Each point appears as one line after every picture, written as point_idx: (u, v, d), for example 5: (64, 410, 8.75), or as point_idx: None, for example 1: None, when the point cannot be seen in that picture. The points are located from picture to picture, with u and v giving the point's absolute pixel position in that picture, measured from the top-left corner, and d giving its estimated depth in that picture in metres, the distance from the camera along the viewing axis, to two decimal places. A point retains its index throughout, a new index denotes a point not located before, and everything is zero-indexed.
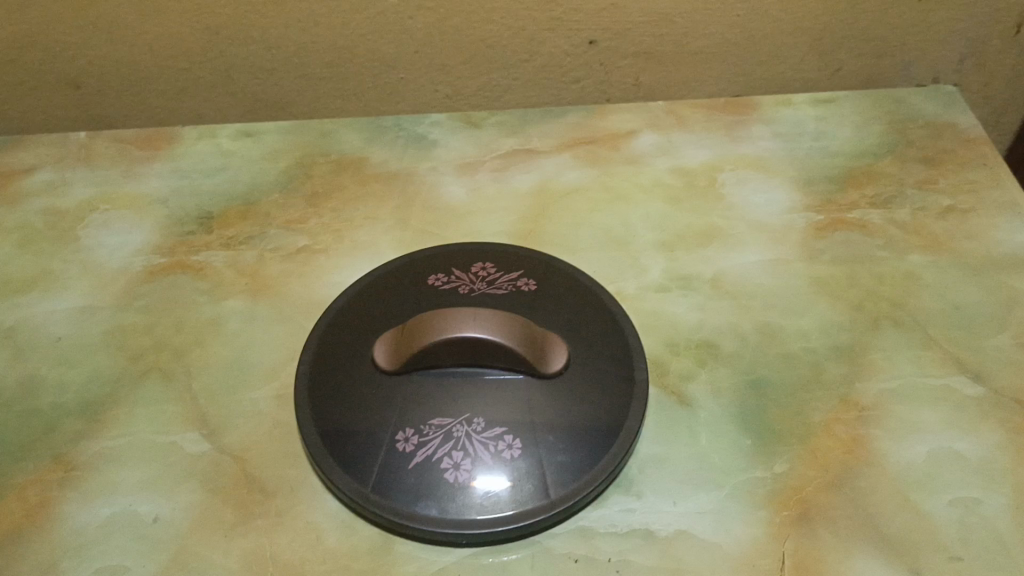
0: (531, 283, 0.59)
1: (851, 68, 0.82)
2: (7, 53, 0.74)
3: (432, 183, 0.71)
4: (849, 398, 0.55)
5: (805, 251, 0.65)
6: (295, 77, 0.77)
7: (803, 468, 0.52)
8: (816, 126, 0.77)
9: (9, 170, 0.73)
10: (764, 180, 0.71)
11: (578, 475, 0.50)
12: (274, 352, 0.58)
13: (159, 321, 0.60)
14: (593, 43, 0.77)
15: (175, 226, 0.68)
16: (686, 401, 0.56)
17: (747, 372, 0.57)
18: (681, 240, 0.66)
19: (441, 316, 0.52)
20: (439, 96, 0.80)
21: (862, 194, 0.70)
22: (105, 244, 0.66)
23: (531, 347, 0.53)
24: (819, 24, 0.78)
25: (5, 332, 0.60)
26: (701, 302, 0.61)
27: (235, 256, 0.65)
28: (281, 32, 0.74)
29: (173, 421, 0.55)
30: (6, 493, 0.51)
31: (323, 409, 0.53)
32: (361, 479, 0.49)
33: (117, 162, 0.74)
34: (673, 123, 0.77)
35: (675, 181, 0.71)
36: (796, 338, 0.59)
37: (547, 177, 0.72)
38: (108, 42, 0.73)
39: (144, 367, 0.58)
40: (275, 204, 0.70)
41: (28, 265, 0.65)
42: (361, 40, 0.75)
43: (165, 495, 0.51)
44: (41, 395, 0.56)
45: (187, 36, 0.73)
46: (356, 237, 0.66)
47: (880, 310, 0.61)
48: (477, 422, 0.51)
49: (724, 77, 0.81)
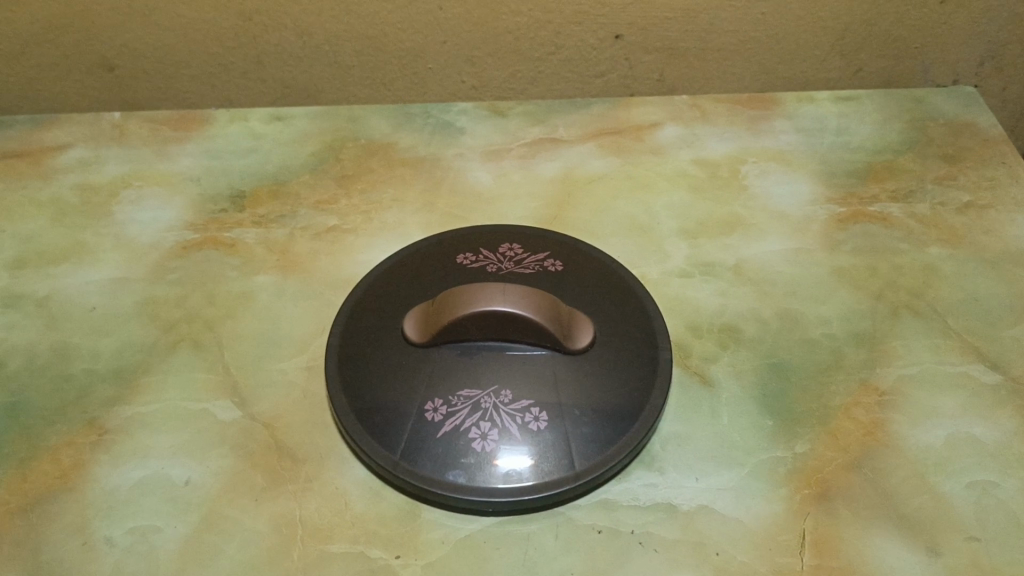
0: (557, 264, 0.60)
1: (872, 69, 0.83)
2: (45, 34, 0.75)
3: (459, 168, 0.73)
4: (869, 382, 0.56)
5: (826, 241, 0.66)
6: (325, 64, 0.79)
7: (822, 449, 0.52)
8: (836, 122, 0.78)
9: (44, 147, 0.75)
10: (785, 173, 0.72)
11: (603, 447, 0.50)
12: (304, 325, 0.59)
13: (191, 293, 0.62)
14: (618, 37, 0.78)
15: (208, 204, 0.69)
16: (708, 382, 0.56)
17: (768, 355, 0.58)
18: (703, 228, 0.67)
19: (471, 290, 0.53)
20: (465, 86, 0.82)
21: (883, 189, 0.71)
22: (138, 220, 0.68)
23: (558, 323, 0.54)
24: (842, 24, 0.79)
25: (40, 300, 0.61)
26: (723, 287, 0.62)
27: (266, 233, 0.66)
28: (314, 19, 0.75)
29: (205, 389, 0.56)
30: (39, 454, 0.52)
31: (354, 379, 0.53)
32: (389, 447, 0.50)
33: (150, 142, 0.76)
34: (696, 116, 0.79)
35: (697, 171, 0.73)
36: (817, 324, 0.60)
37: (572, 165, 0.73)
38: (144, 25, 0.75)
39: (176, 337, 0.59)
40: (305, 184, 0.71)
41: (62, 237, 0.66)
42: (391, 29, 0.76)
43: (196, 460, 0.52)
44: (74, 361, 0.57)
45: (221, 21, 0.75)
46: (384, 218, 0.68)
47: (899, 299, 0.62)
48: (505, 394, 0.52)
49: (746, 74, 0.83)
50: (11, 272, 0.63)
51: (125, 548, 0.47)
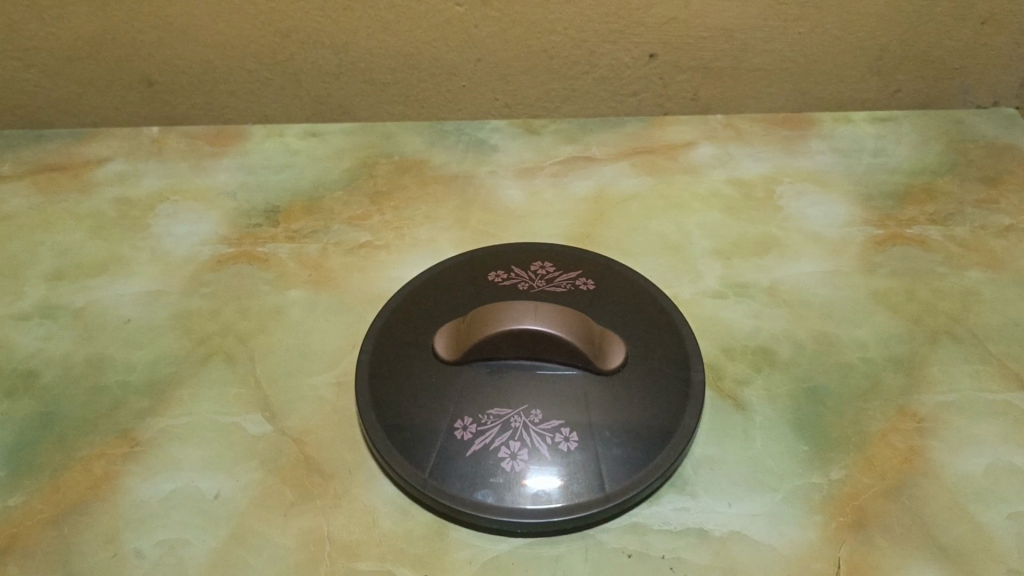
0: (589, 282, 0.60)
1: (910, 90, 0.82)
2: (86, 50, 0.77)
3: (491, 186, 0.73)
4: (907, 409, 0.55)
5: (863, 263, 0.65)
6: (359, 82, 0.79)
7: (858, 476, 0.51)
8: (874, 143, 0.77)
9: (83, 160, 0.76)
10: (821, 194, 0.72)
11: (634, 470, 0.49)
12: (335, 341, 0.60)
13: (224, 307, 0.62)
14: (653, 56, 0.78)
15: (243, 218, 0.70)
16: (741, 405, 0.55)
17: (803, 379, 0.57)
18: (738, 249, 0.66)
19: (497, 310, 0.53)
20: (498, 105, 0.82)
21: (921, 211, 0.70)
22: (174, 233, 0.69)
23: (588, 340, 0.53)
24: (879, 44, 0.78)
25: (76, 311, 0.62)
26: (757, 309, 0.62)
27: (299, 249, 0.67)
28: (350, 37, 0.76)
29: (236, 403, 0.56)
30: (73, 464, 0.52)
31: (384, 396, 0.53)
32: (418, 465, 0.50)
33: (188, 157, 0.77)
34: (730, 136, 0.78)
35: (732, 192, 0.72)
36: (854, 347, 0.59)
37: (606, 183, 0.73)
38: (183, 41, 0.76)
39: (209, 350, 0.59)
40: (338, 201, 0.71)
41: (100, 250, 0.67)
42: (426, 48, 0.77)
43: (226, 473, 0.52)
44: (108, 372, 0.58)
45: (259, 38, 0.76)
46: (416, 235, 0.68)
47: (938, 324, 0.60)
48: (535, 414, 0.51)
49: (782, 94, 0.82)
50: (49, 283, 0.64)
51: (153, 560, 0.47)
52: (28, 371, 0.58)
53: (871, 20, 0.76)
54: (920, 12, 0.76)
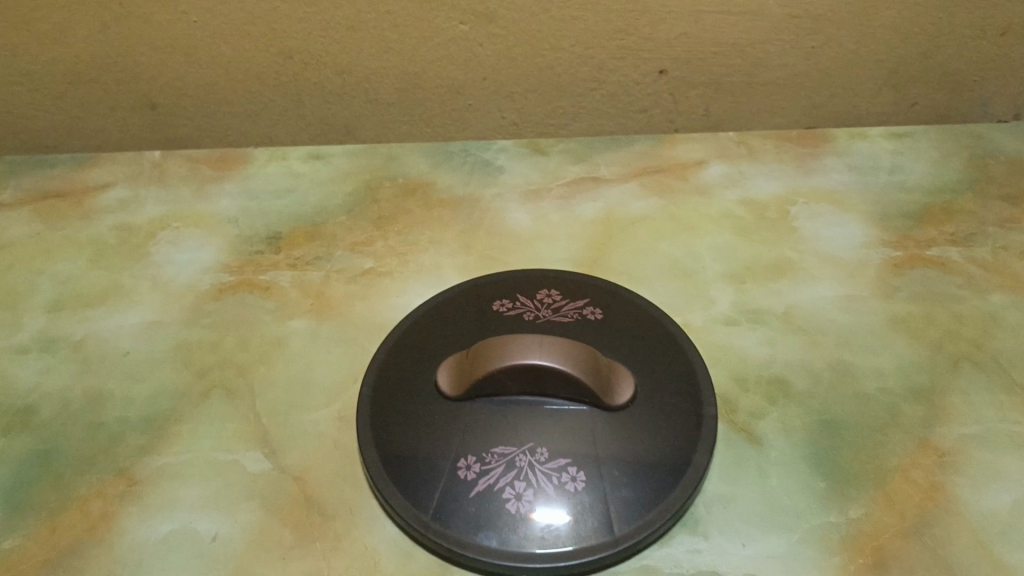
0: (597, 311, 0.58)
1: (928, 103, 0.80)
2: (88, 73, 0.76)
3: (497, 209, 0.71)
4: (928, 442, 0.53)
5: (881, 288, 0.63)
6: (363, 102, 0.78)
7: (878, 514, 0.49)
8: (891, 160, 0.75)
9: (85, 187, 0.75)
10: (837, 214, 0.70)
11: (644, 511, 0.48)
12: (337, 373, 0.58)
13: (225, 339, 0.61)
14: (662, 72, 0.76)
15: (244, 245, 0.69)
16: (755, 439, 0.53)
17: (820, 411, 0.55)
18: (751, 273, 0.65)
19: (497, 345, 0.51)
20: (505, 123, 0.80)
21: (941, 231, 0.67)
22: (175, 261, 0.67)
23: (593, 373, 0.51)
24: (895, 57, 0.76)
25: (75, 344, 0.61)
26: (772, 336, 0.60)
27: (302, 276, 0.65)
28: (353, 57, 0.74)
29: (236, 440, 0.54)
30: (68, 505, 0.51)
31: (385, 434, 0.52)
32: (421, 506, 0.48)
33: (190, 182, 0.75)
34: (743, 154, 0.76)
35: (744, 212, 0.70)
36: (872, 377, 0.57)
37: (615, 205, 0.71)
38: (185, 64, 0.75)
39: (209, 384, 0.58)
40: (341, 226, 0.70)
41: (100, 279, 0.66)
42: (430, 67, 0.75)
43: (225, 514, 0.50)
44: (106, 407, 0.56)
45: (261, 59, 0.74)
46: (420, 261, 0.66)
47: (959, 351, 0.58)
48: (541, 452, 0.50)
49: (796, 110, 0.80)
50: (48, 314, 0.63)
51: None
52: (26, 407, 0.57)
53: (887, 33, 0.74)
54: (937, 23, 0.74)
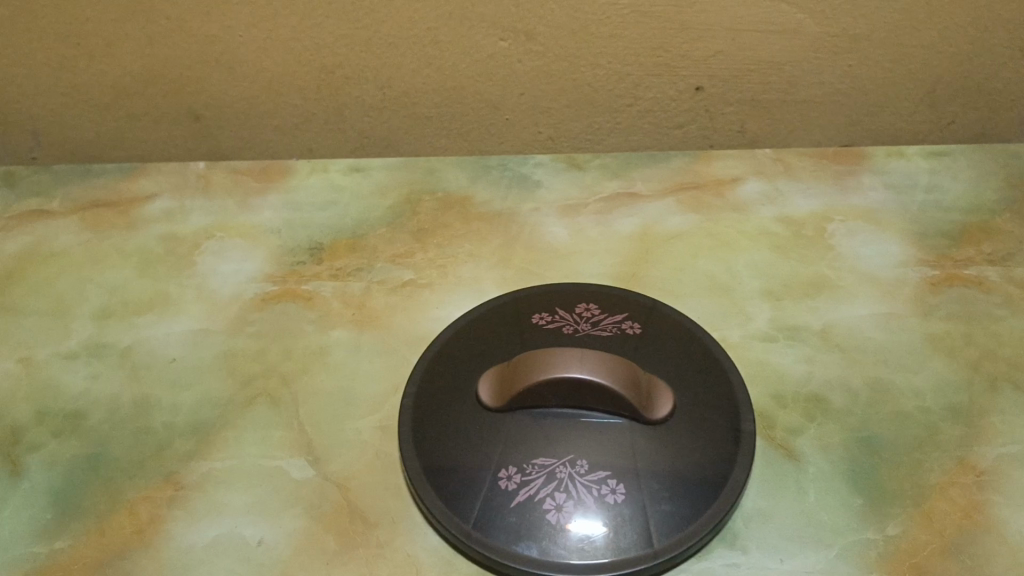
0: (636, 326, 0.59)
1: (965, 121, 0.80)
2: (135, 86, 0.77)
3: (535, 223, 0.72)
4: (966, 461, 0.53)
5: (918, 306, 0.63)
6: (403, 116, 0.79)
7: (916, 532, 0.49)
8: (928, 178, 0.75)
9: (131, 197, 0.77)
10: (873, 232, 0.70)
11: (682, 525, 0.48)
12: (379, 383, 0.59)
13: (268, 347, 0.62)
14: (699, 89, 0.77)
15: (287, 255, 0.70)
16: (793, 455, 0.54)
17: (857, 428, 0.55)
18: (788, 289, 0.65)
19: (531, 363, 0.52)
20: (542, 138, 0.81)
21: (978, 250, 0.68)
22: (220, 271, 0.69)
23: (629, 386, 0.52)
24: (932, 76, 0.76)
25: (123, 351, 0.62)
26: (809, 353, 0.60)
27: (343, 287, 0.67)
28: (394, 72, 0.76)
29: (280, 447, 0.55)
30: (118, 508, 0.52)
31: (427, 443, 0.53)
32: (462, 515, 0.49)
33: (234, 193, 0.77)
34: (779, 171, 0.77)
35: (781, 230, 0.71)
36: (910, 396, 0.57)
37: (652, 220, 0.72)
38: (230, 77, 0.77)
39: (253, 392, 0.59)
40: (382, 238, 0.71)
41: (147, 288, 0.68)
42: (470, 82, 0.76)
43: (270, 520, 0.51)
44: (153, 414, 0.58)
45: (304, 73, 0.76)
46: (459, 273, 0.67)
47: (997, 371, 0.58)
48: (581, 464, 0.50)
49: (832, 127, 0.80)
50: (97, 322, 0.65)
51: None
52: (76, 412, 0.58)
53: (924, 51, 0.75)
54: (975, 43, 0.74)
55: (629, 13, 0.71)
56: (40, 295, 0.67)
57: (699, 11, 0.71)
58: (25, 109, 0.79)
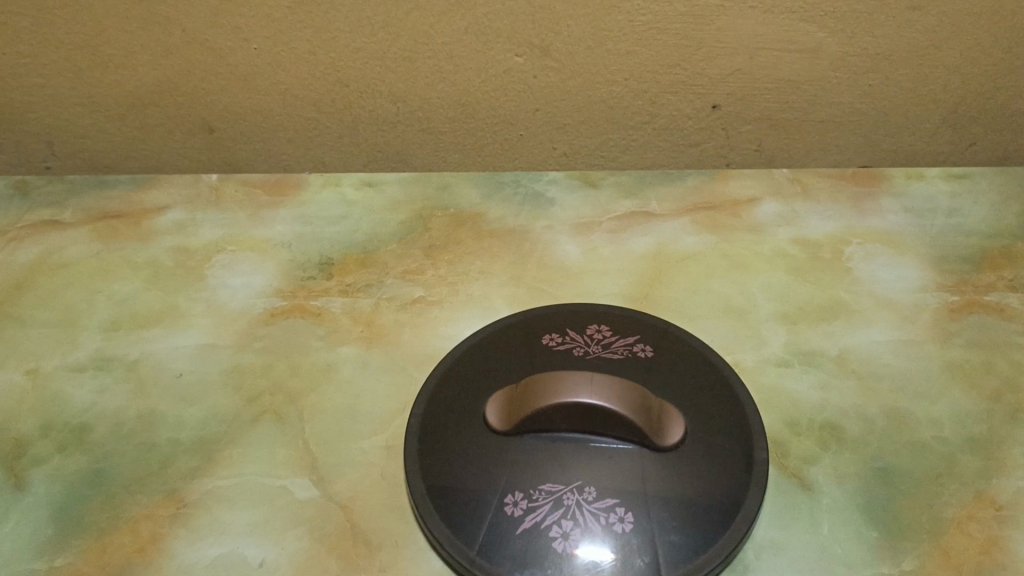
0: (647, 349, 0.58)
1: (987, 143, 0.79)
2: (150, 97, 0.77)
3: (548, 241, 0.71)
4: (985, 494, 0.52)
5: (938, 333, 0.62)
6: (417, 130, 0.79)
7: (933, 567, 0.48)
8: (948, 201, 0.74)
9: (144, 208, 0.77)
10: (892, 256, 0.69)
11: (692, 556, 0.47)
12: (387, 401, 0.58)
13: (276, 363, 0.61)
14: (715, 107, 0.76)
15: (297, 270, 0.69)
16: (807, 485, 0.53)
17: (873, 458, 0.54)
18: (804, 313, 0.64)
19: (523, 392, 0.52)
20: (557, 154, 0.80)
21: (1000, 276, 0.66)
22: (229, 284, 0.68)
23: (624, 398, 0.50)
24: (954, 96, 0.75)
25: (130, 364, 0.62)
26: (825, 380, 0.59)
27: (353, 303, 0.66)
28: (409, 86, 0.75)
29: (285, 465, 0.55)
30: (119, 525, 0.51)
31: (433, 465, 0.52)
32: (467, 541, 0.48)
33: (246, 206, 0.77)
34: (796, 191, 0.76)
35: (798, 251, 0.69)
36: (928, 425, 0.56)
37: (666, 240, 0.71)
38: (245, 90, 0.76)
39: (260, 409, 0.58)
40: (393, 254, 0.71)
41: (156, 301, 0.67)
42: (484, 98, 0.76)
43: (272, 540, 0.50)
44: (158, 429, 0.57)
45: (318, 86, 0.76)
46: (470, 291, 0.67)
47: (1018, 401, 0.57)
48: (589, 491, 0.49)
49: (851, 147, 0.79)
50: (105, 334, 0.65)
51: None
52: (80, 426, 0.58)
53: (946, 72, 0.73)
54: (998, 64, 0.73)
55: (646, 31, 0.70)
56: (48, 306, 0.67)
57: (717, 29, 0.70)
58: (39, 118, 0.79)
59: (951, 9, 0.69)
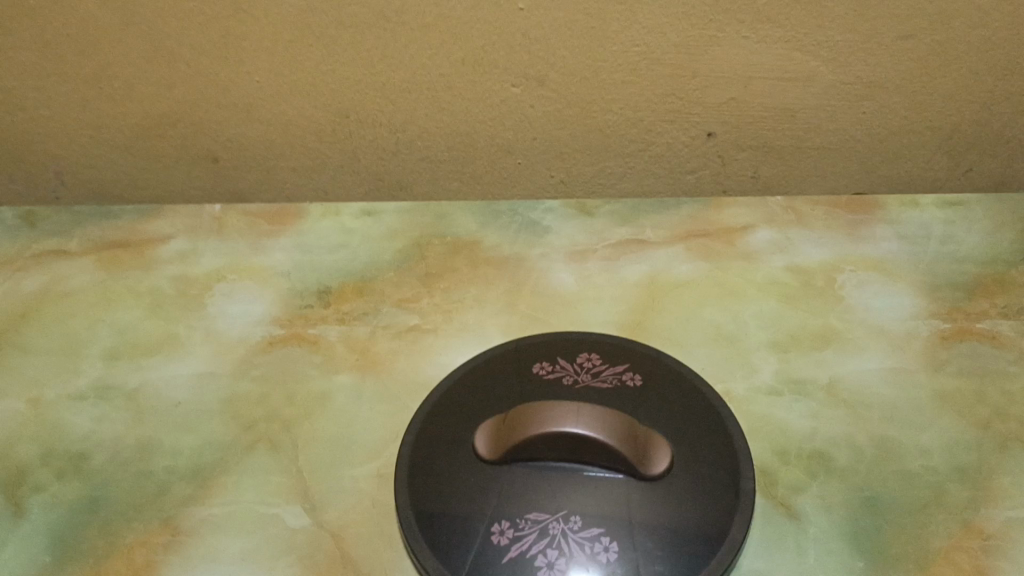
0: (637, 377, 0.59)
1: (983, 170, 0.79)
2: (155, 129, 0.79)
3: (542, 269, 0.72)
4: (972, 524, 0.52)
5: (929, 361, 0.62)
6: (416, 160, 0.80)
7: None
8: (943, 228, 0.74)
9: (148, 238, 0.79)
10: (884, 283, 0.69)
11: None
12: (379, 429, 0.59)
13: (272, 392, 0.62)
14: (710, 135, 0.77)
15: (296, 299, 0.71)
16: (794, 514, 0.53)
17: (861, 487, 0.54)
18: (795, 341, 0.64)
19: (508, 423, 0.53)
20: (554, 182, 0.81)
21: (993, 304, 0.66)
22: (229, 313, 0.70)
23: (606, 425, 0.51)
24: (949, 123, 0.75)
25: (130, 392, 0.63)
26: (815, 408, 0.59)
27: (349, 331, 0.67)
28: (407, 116, 0.76)
29: (278, 493, 0.55)
30: (115, 552, 0.52)
31: (422, 494, 0.52)
32: (453, 570, 0.48)
33: (247, 235, 0.78)
34: (791, 219, 0.76)
35: (790, 279, 0.70)
36: (917, 455, 0.56)
37: (659, 268, 0.72)
38: (247, 121, 0.78)
39: (255, 437, 0.59)
40: (390, 282, 0.72)
41: (158, 329, 0.69)
42: (481, 127, 0.77)
43: (263, 568, 0.51)
44: (156, 457, 0.58)
45: (319, 117, 0.77)
46: (464, 319, 0.68)
47: (1008, 431, 0.57)
48: (575, 520, 0.50)
49: (846, 174, 0.80)
50: (106, 362, 0.66)
51: None
52: (79, 454, 0.59)
53: (940, 99, 0.74)
54: (992, 91, 0.73)
55: (640, 62, 0.71)
56: (52, 335, 0.69)
57: (710, 59, 0.71)
58: (48, 150, 0.81)
59: (944, 38, 0.70)
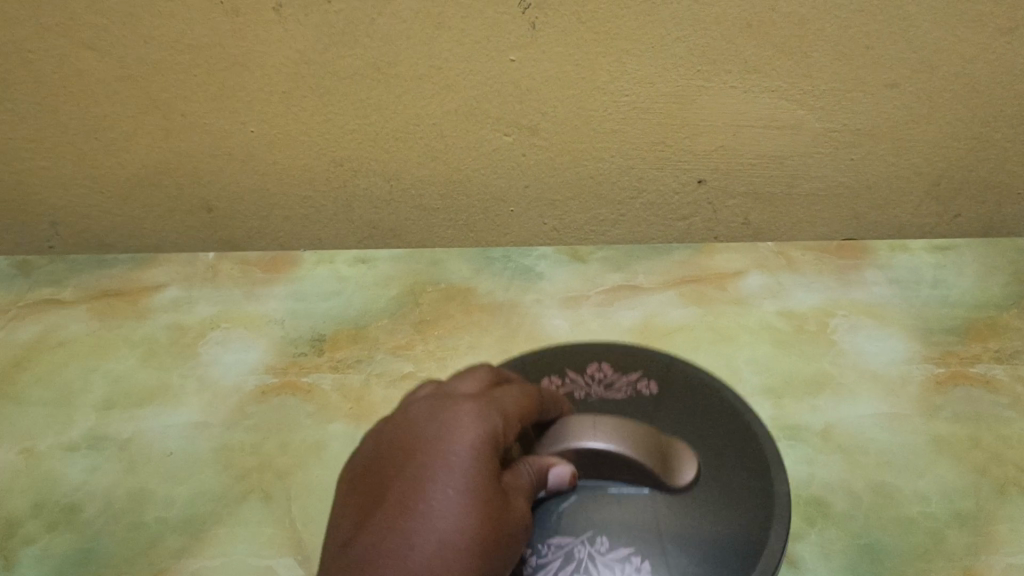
0: (651, 385, 0.58)
1: (971, 215, 0.80)
2: (150, 179, 0.79)
3: (535, 315, 0.73)
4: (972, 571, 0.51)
5: (924, 406, 0.62)
6: (411, 208, 0.81)
7: None
8: (934, 273, 0.75)
9: (142, 286, 0.79)
10: (877, 327, 0.69)
11: None
12: None
13: (265, 442, 0.62)
14: (701, 181, 0.77)
15: (290, 347, 0.71)
16: (792, 562, 0.52)
17: (859, 534, 0.54)
18: (789, 386, 0.64)
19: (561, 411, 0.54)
20: (546, 229, 0.82)
21: (985, 348, 0.67)
22: (223, 362, 0.70)
23: (626, 438, 0.48)
24: (937, 169, 0.76)
25: (122, 442, 0.63)
26: (810, 455, 0.59)
27: (343, 380, 0.67)
28: (401, 166, 0.77)
29: (270, 544, 0.55)
30: None
31: None
32: None
33: (241, 283, 0.78)
34: (782, 265, 0.76)
35: (784, 324, 0.70)
36: (914, 500, 0.56)
37: (653, 313, 0.72)
38: (242, 169, 0.78)
39: (247, 487, 0.59)
40: (384, 329, 0.72)
41: (150, 378, 0.69)
42: (474, 175, 0.78)
43: None
44: (148, 508, 0.58)
45: (313, 167, 0.78)
46: (458, 366, 0.68)
47: (1005, 476, 0.57)
48: (601, 542, 0.48)
49: (836, 220, 0.81)
50: (99, 412, 0.66)
51: None
52: (71, 505, 0.58)
53: (928, 146, 0.75)
54: (979, 138, 0.74)
55: (631, 110, 0.72)
56: (45, 385, 0.69)
57: (699, 107, 0.72)
58: (44, 199, 0.82)
59: (929, 88, 0.70)
